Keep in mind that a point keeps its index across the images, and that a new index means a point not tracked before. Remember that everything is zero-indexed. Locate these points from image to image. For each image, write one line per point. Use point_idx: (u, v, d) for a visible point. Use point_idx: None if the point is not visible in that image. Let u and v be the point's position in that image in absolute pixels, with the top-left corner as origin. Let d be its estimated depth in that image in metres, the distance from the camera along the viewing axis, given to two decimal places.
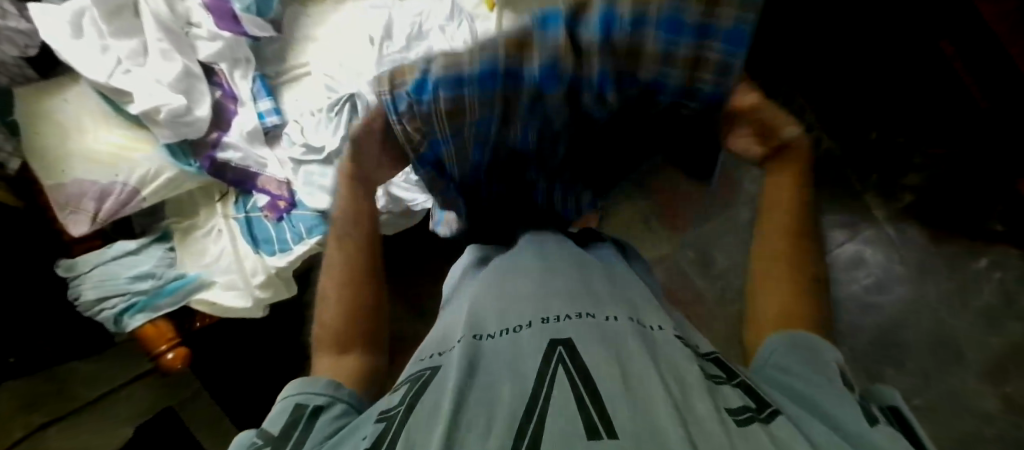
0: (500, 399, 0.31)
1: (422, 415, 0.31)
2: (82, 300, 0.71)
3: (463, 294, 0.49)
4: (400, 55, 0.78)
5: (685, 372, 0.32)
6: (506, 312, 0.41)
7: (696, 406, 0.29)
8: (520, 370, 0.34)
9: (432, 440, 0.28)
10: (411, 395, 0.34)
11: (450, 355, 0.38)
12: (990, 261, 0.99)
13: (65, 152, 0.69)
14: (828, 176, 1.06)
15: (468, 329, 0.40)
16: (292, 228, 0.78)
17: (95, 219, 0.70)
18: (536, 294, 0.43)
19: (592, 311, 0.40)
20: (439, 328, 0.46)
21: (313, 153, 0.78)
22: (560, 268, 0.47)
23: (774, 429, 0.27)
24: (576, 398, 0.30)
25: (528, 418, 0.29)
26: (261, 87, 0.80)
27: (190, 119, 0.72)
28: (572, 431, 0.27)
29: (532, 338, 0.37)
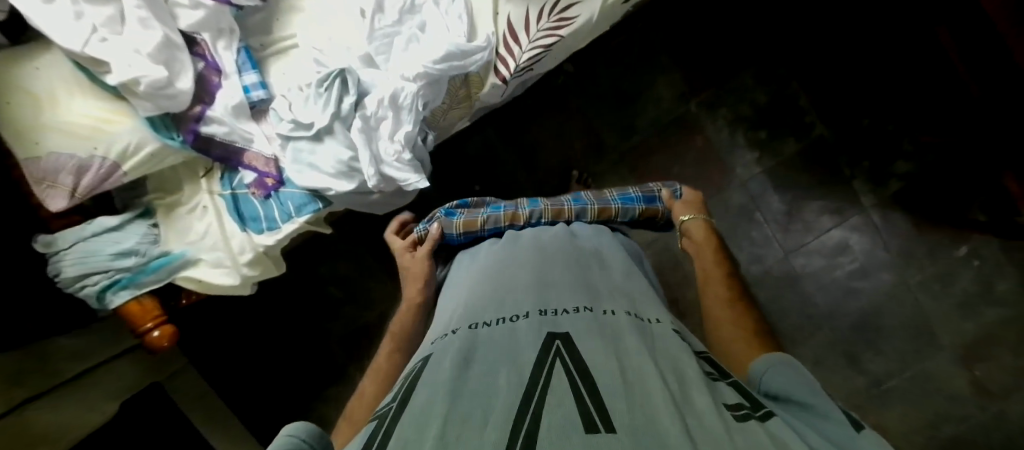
0: (496, 390, 0.32)
1: (417, 406, 0.31)
2: (62, 277, 0.69)
3: (460, 287, 0.50)
4: (392, 30, 0.74)
5: (683, 367, 0.33)
6: (503, 304, 0.42)
7: (694, 400, 0.29)
8: (517, 360, 0.34)
9: (427, 433, 0.28)
10: (404, 390, 0.35)
11: (446, 344, 0.39)
12: (970, 249, 1.00)
13: (39, 125, 0.66)
14: (818, 162, 1.05)
15: (465, 320, 0.41)
16: (280, 206, 0.77)
17: (74, 193, 0.68)
18: (535, 289, 0.44)
19: (591, 305, 0.41)
20: (437, 320, 0.47)
21: (302, 129, 0.74)
22: (560, 263, 0.47)
23: (771, 427, 0.27)
24: (573, 387, 0.30)
25: (525, 408, 0.29)
26: (246, 59, 0.77)
27: (171, 92, 0.69)
28: (570, 422, 0.27)
29: (528, 328, 0.38)
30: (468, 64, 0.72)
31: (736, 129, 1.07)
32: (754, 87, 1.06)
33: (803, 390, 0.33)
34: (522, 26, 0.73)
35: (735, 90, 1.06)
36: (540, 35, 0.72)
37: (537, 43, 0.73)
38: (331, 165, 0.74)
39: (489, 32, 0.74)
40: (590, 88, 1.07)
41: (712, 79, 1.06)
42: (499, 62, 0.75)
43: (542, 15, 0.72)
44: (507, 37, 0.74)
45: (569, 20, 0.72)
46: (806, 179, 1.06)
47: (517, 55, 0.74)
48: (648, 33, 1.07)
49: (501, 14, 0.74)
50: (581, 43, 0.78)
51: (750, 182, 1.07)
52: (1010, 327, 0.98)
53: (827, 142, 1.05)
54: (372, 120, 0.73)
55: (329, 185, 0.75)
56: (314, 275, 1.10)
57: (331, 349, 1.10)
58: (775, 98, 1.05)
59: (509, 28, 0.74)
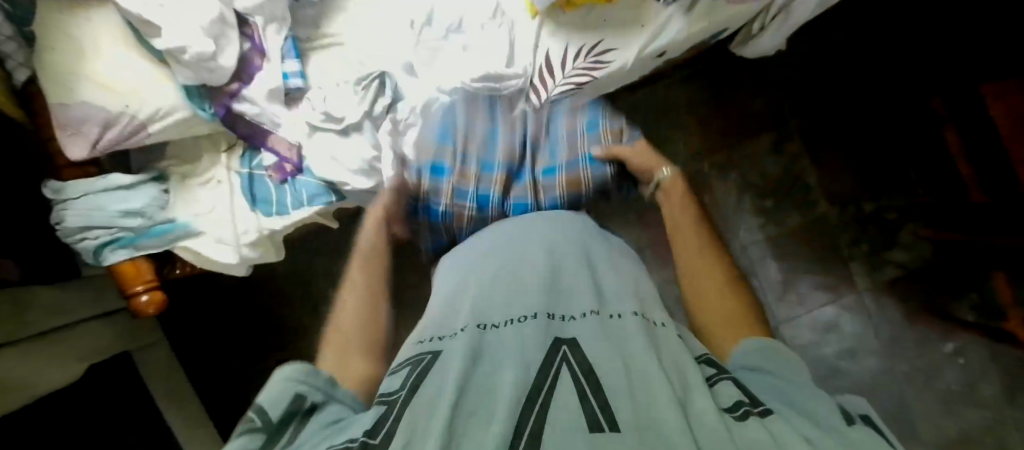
0: (501, 385, 0.32)
1: (423, 400, 0.31)
2: (62, 226, 0.68)
3: (465, 279, 0.49)
4: (437, 45, 0.78)
5: (685, 372, 0.34)
6: (511, 305, 0.41)
7: (696, 406, 0.30)
8: (524, 358, 0.34)
9: (434, 423, 0.28)
10: (413, 378, 0.35)
11: (451, 341, 0.38)
12: (955, 348, 1.01)
13: (77, 72, 0.67)
14: (819, 237, 1.08)
15: (471, 317, 0.40)
16: (294, 193, 0.77)
17: (95, 145, 0.68)
18: (542, 287, 0.43)
19: (600, 309, 0.41)
20: (439, 308, 0.47)
21: (332, 122, 0.78)
22: (568, 262, 0.47)
23: (770, 425, 0.29)
24: (579, 394, 0.30)
25: (528, 411, 0.29)
26: (291, 48, 0.80)
27: (213, 66, 0.70)
28: (577, 423, 0.28)
29: (536, 327, 0.38)
30: (502, 88, 0.75)
31: (744, 193, 1.10)
32: (766, 156, 1.09)
33: (803, 378, 0.35)
34: (558, 62, 0.76)
35: (748, 155, 1.10)
36: (573, 73, 0.76)
37: (569, 79, 0.76)
38: (354, 162, 0.76)
39: (528, 62, 0.78)
40: None
41: (727, 142, 1.10)
42: (531, 91, 0.77)
43: (578, 55, 0.76)
44: (542, 69, 0.77)
45: (606, 63, 0.75)
46: (806, 253, 1.08)
47: (550, 87, 0.76)
48: (674, 89, 1.11)
49: (540, 48, 0.78)
50: (613, 85, 0.80)
51: (750, 247, 1.09)
52: (989, 432, 0.98)
53: (829, 221, 1.07)
54: (401, 125, 0.76)
55: (346, 180, 0.76)
56: (307, 268, 1.09)
57: (309, 346, 1.08)
58: (783, 171, 1.09)
59: (547, 63, 0.77)
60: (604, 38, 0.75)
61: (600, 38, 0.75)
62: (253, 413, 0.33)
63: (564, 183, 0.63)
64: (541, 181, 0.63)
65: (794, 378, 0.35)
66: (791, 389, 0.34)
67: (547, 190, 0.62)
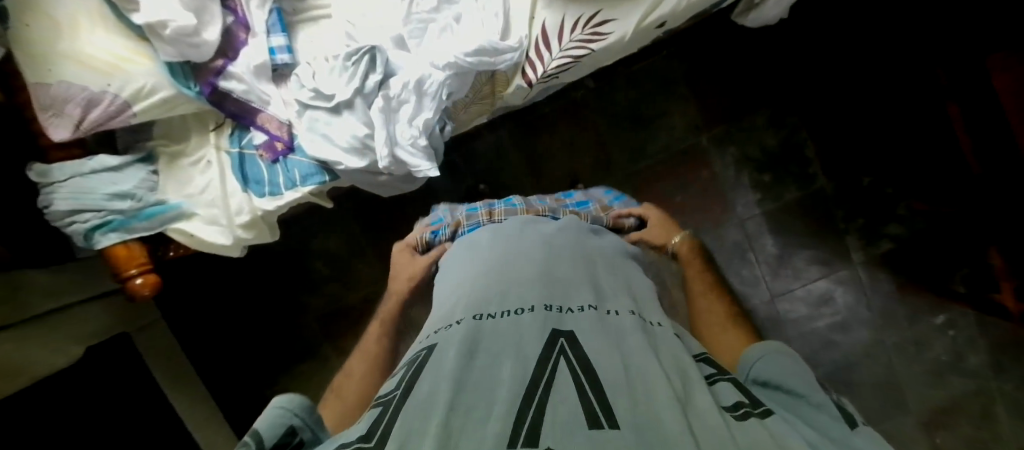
0: (498, 382, 0.33)
1: (422, 399, 0.33)
2: (53, 210, 0.67)
3: (465, 272, 0.50)
4: (427, 17, 0.75)
5: (683, 365, 0.35)
6: (507, 297, 0.43)
7: (696, 401, 0.31)
8: (520, 353, 0.36)
9: (432, 421, 0.30)
10: (411, 377, 0.36)
11: (451, 335, 0.40)
12: (946, 319, 1.03)
13: (56, 51, 0.65)
14: (816, 212, 1.08)
15: (470, 310, 0.42)
16: (286, 173, 0.76)
17: (78, 126, 0.66)
18: (540, 282, 0.44)
19: (597, 304, 0.42)
20: (439, 306, 0.48)
21: (321, 99, 0.74)
22: (566, 256, 0.49)
23: (770, 424, 0.30)
24: (578, 388, 0.32)
25: (527, 403, 0.31)
26: (277, 21, 0.76)
27: (197, 42, 0.68)
28: (574, 419, 0.29)
29: (533, 320, 0.39)
30: (498, 63, 0.73)
31: (742, 168, 1.09)
32: (765, 130, 1.08)
33: (810, 386, 0.35)
34: (555, 33, 0.74)
35: (748, 130, 1.08)
36: (571, 46, 0.73)
37: (567, 53, 0.74)
38: (345, 139, 0.73)
39: (522, 35, 0.74)
40: (606, 106, 1.09)
41: (726, 115, 1.08)
42: (527, 65, 0.76)
43: (576, 26, 0.73)
44: (539, 43, 0.74)
45: (603, 35, 0.73)
46: (802, 228, 1.08)
47: (546, 62, 0.75)
48: (673, 61, 1.08)
49: (537, 19, 0.74)
50: (609, 59, 0.78)
51: (747, 222, 1.09)
52: (975, 399, 1.01)
53: (826, 195, 1.08)
54: (394, 101, 0.73)
55: (339, 160, 0.74)
56: (301, 249, 1.08)
57: (308, 325, 1.09)
58: (784, 143, 1.08)
59: (543, 34, 0.74)
60: (602, 10, 0.72)
61: (597, 9, 0.73)
62: (248, 438, 0.34)
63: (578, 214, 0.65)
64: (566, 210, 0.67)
65: (803, 388, 0.35)
66: (798, 404, 0.34)
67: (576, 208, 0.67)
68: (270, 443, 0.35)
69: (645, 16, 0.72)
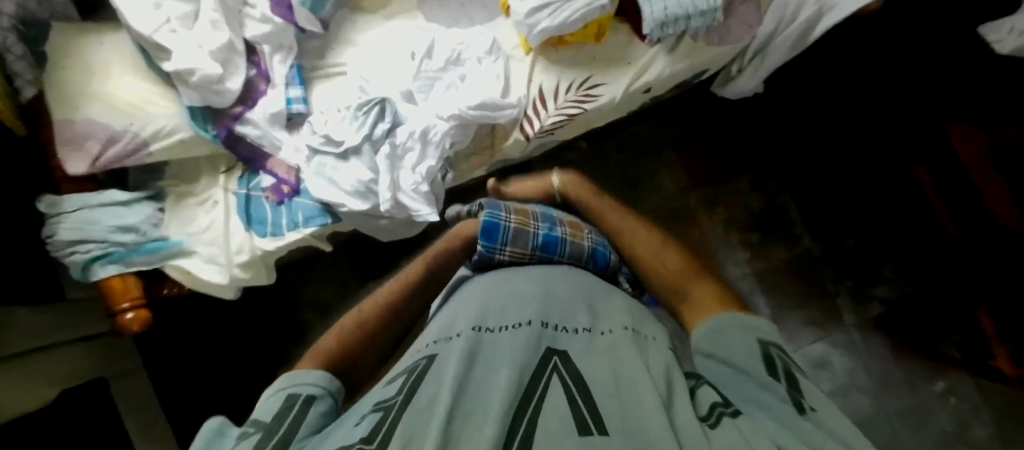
0: (495, 388, 0.32)
1: (419, 406, 0.31)
2: (55, 239, 0.68)
3: (465, 290, 0.50)
4: (435, 75, 0.82)
5: (672, 379, 0.35)
6: (504, 311, 0.43)
7: (679, 413, 0.31)
8: (518, 363, 0.35)
9: (430, 428, 0.29)
10: (411, 382, 0.35)
11: (449, 345, 0.39)
12: (946, 386, 1.02)
13: (87, 91, 0.70)
14: (804, 273, 1.11)
15: (469, 322, 0.41)
16: (290, 214, 0.78)
17: (95, 161, 0.69)
18: (540, 301, 0.44)
19: (590, 325, 0.42)
20: (435, 317, 0.47)
21: (331, 145, 0.79)
22: (561, 279, 0.50)
23: (743, 424, 0.29)
24: (570, 400, 0.31)
25: (519, 420, 0.30)
26: (295, 75, 0.83)
27: (219, 89, 0.73)
28: (565, 432, 0.28)
29: (530, 334, 0.39)
30: (497, 117, 0.79)
31: (730, 228, 1.13)
32: (749, 193, 1.13)
33: (764, 362, 0.35)
34: (551, 94, 0.81)
35: (733, 192, 1.14)
36: (566, 105, 0.81)
37: (562, 111, 0.81)
38: (350, 183, 0.77)
39: (522, 93, 0.81)
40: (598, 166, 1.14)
41: (712, 178, 1.14)
42: (525, 121, 0.81)
43: (570, 88, 0.81)
44: (536, 102, 0.81)
45: (595, 97, 0.80)
46: (791, 289, 1.10)
47: (543, 118, 0.81)
48: (660, 127, 1.15)
49: (534, 81, 0.82)
50: (599, 121, 0.85)
51: (739, 282, 1.10)
52: None
53: (813, 257, 1.11)
54: (399, 149, 0.78)
55: (340, 201, 0.76)
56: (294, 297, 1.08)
57: None
58: (768, 206, 1.13)
59: (541, 94, 0.81)
60: (593, 75, 0.81)
61: (588, 74, 0.81)
62: (245, 427, 0.31)
63: (518, 255, 0.55)
64: (505, 251, 0.54)
65: (754, 367, 0.34)
66: (748, 381, 0.34)
67: (592, 242, 0.58)
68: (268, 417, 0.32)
69: (633, 81, 0.81)
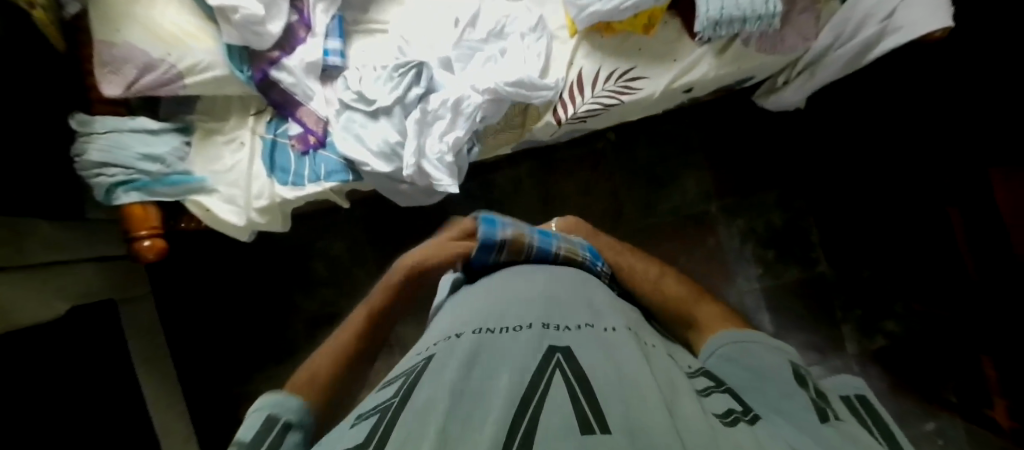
0: (494, 391, 0.33)
1: (419, 407, 0.32)
2: (83, 159, 0.69)
3: (468, 296, 0.51)
4: (476, 46, 0.81)
5: (675, 383, 0.35)
6: (505, 314, 0.44)
7: (685, 413, 0.31)
8: (517, 365, 0.36)
9: (430, 428, 0.30)
10: (407, 387, 0.37)
11: (450, 350, 0.40)
12: (936, 427, 1.02)
13: (128, 15, 0.69)
14: (813, 297, 1.10)
15: (469, 327, 0.42)
16: (313, 166, 0.78)
17: (129, 87, 0.69)
18: (542, 304, 0.45)
19: (593, 323, 0.43)
20: (438, 323, 0.49)
21: (362, 102, 0.78)
22: (563, 282, 0.50)
23: (759, 431, 0.31)
24: (571, 396, 0.32)
25: (522, 414, 0.31)
26: (336, 27, 0.81)
27: (260, 31, 0.73)
28: (567, 424, 0.29)
29: (531, 337, 0.40)
30: (532, 98, 0.78)
31: (747, 241, 1.11)
32: (772, 209, 1.11)
33: (785, 372, 0.37)
34: (590, 81, 0.80)
35: (756, 205, 1.12)
36: (603, 94, 0.79)
37: (598, 100, 0.79)
38: (376, 143, 0.76)
39: (560, 76, 0.80)
40: (624, 160, 1.13)
41: (737, 188, 1.12)
42: (559, 105, 0.80)
43: (610, 77, 0.79)
44: (573, 86, 0.80)
45: (634, 89, 0.79)
46: (798, 310, 1.09)
47: (577, 104, 0.80)
48: (693, 129, 1.13)
49: (575, 65, 0.81)
50: (634, 114, 0.84)
51: (746, 294, 1.10)
52: None
53: (825, 281, 1.10)
54: (429, 116, 0.77)
55: (365, 160, 0.76)
56: (305, 248, 1.09)
57: (295, 326, 1.07)
58: (789, 225, 1.12)
59: (579, 79, 0.80)
60: (635, 67, 0.79)
61: (631, 66, 0.79)
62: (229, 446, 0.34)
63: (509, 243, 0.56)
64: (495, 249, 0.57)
65: (769, 374, 0.37)
66: (770, 386, 0.36)
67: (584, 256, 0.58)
68: (248, 435, 0.36)
69: (675, 79, 0.79)
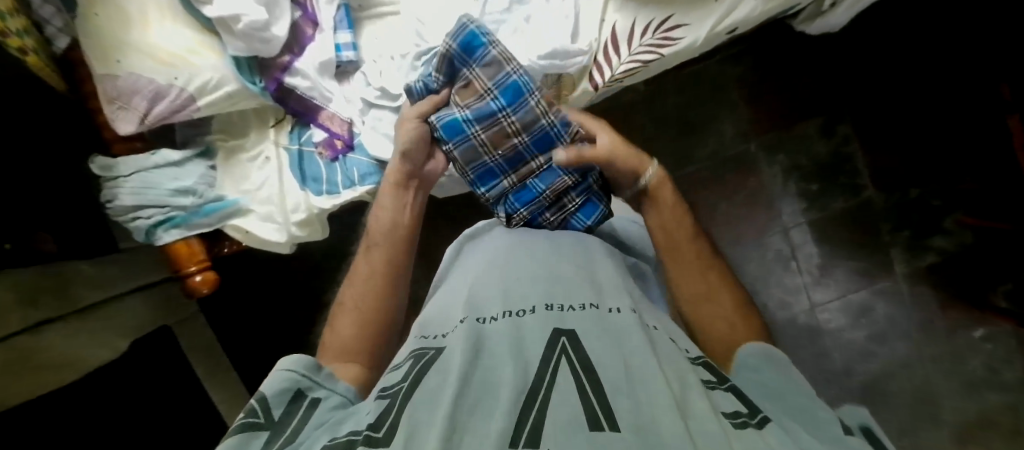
0: (500, 381, 0.33)
1: (423, 400, 0.33)
2: (115, 205, 0.65)
3: (466, 279, 0.53)
4: (499, 18, 0.73)
5: (685, 372, 0.35)
6: (507, 298, 0.45)
7: (694, 405, 0.31)
8: (524, 355, 0.36)
9: (436, 415, 0.30)
10: (415, 371, 0.38)
11: (454, 336, 0.41)
12: (985, 334, 1.04)
13: (124, 41, 0.62)
14: (860, 223, 1.07)
15: (472, 312, 0.43)
16: (345, 171, 0.75)
17: (144, 119, 0.64)
18: (542, 286, 0.46)
19: (596, 304, 0.43)
20: (440, 308, 0.50)
21: (387, 99, 0.73)
22: (563, 261, 0.51)
23: (767, 433, 0.30)
24: (579, 388, 0.32)
25: (528, 409, 0.30)
26: (344, 17, 0.74)
27: (267, 36, 0.65)
28: (576, 417, 0.29)
29: (535, 323, 0.40)
30: (568, 66, 0.72)
31: (790, 175, 1.07)
32: (815, 138, 1.06)
33: (803, 388, 0.37)
34: (625, 38, 0.73)
35: (798, 137, 1.06)
36: (640, 51, 0.73)
37: (636, 57, 0.73)
38: None
39: (592, 38, 0.74)
40: (654, 109, 1.07)
41: (777, 121, 1.06)
42: (594, 68, 0.75)
43: (647, 30, 0.73)
44: (608, 46, 0.74)
45: (674, 40, 0.73)
46: (847, 238, 1.07)
47: (614, 65, 0.74)
48: (726, 64, 1.05)
49: (608, 22, 0.74)
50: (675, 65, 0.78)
51: (791, 230, 1.08)
52: (1008, 414, 1.02)
53: (873, 207, 1.06)
54: None
55: None
56: (344, 245, 1.08)
57: None
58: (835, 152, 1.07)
59: (613, 38, 0.74)
60: (673, 15, 0.73)
61: (669, 13, 0.73)
62: (257, 403, 0.38)
63: (505, 132, 0.65)
64: (509, 115, 0.65)
65: (789, 384, 0.38)
66: (795, 398, 0.36)
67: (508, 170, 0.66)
68: (273, 390, 0.39)
69: (719, 20, 0.72)
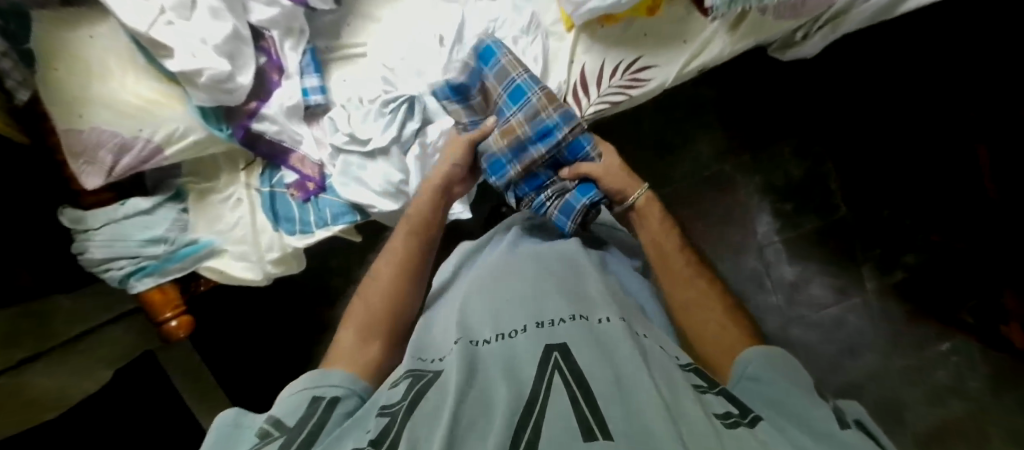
0: (497, 399, 0.35)
1: (422, 420, 0.34)
2: (87, 257, 0.66)
3: (457, 300, 0.54)
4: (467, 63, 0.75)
5: (675, 379, 0.36)
6: (499, 320, 0.46)
7: (685, 408, 0.32)
8: (520, 374, 0.37)
9: (436, 437, 0.32)
10: (415, 391, 0.39)
11: (450, 357, 0.42)
12: (951, 346, 1.05)
13: (86, 97, 0.62)
14: (831, 241, 1.10)
15: (466, 334, 0.45)
16: (317, 211, 0.75)
17: (111, 172, 0.65)
18: (535, 302, 0.47)
19: (586, 315, 0.44)
20: (435, 329, 0.51)
21: (356, 144, 0.74)
22: (557, 274, 0.52)
23: (759, 434, 0.31)
24: (572, 401, 0.32)
25: (524, 422, 0.31)
26: (310, 62, 0.76)
27: (231, 87, 0.65)
28: (570, 432, 0.29)
29: (528, 342, 0.41)
30: None
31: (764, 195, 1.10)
32: (789, 160, 1.09)
33: (794, 386, 0.39)
34: (595, 79, 0.73)
35: (773, 159, 1.09)
36: (609, 92, 0.73)
37: (604, 98, 0.73)
38: (378, 183, 0.73)
39: (562, 79, 0.74)
40: (634, 133, 1.10)
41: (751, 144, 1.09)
42: None
43: (615, 72, 0.73)
44: (576, 87, 0.74)
45: (642, 82, 0.72)
46: (819, 256, 1.10)
47: (584, 107, 0.74)
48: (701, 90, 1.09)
49: (576, 62, 0.74)
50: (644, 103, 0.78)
51: (766, 249, 1.10)
52: (974, 424, 1.02)
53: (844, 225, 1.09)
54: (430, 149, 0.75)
55: (371, 202, 0.73)
56: (330, 269, 1.10)
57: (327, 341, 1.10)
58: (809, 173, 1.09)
59: (582, 78, 0.74)
60: (642, 56, 0.72)
61: (637, 55, 0.73)
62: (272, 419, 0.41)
63: (513, 126, 0.65)
64: (515, 113, 0.66)
65: (784, 384, 0.39)
66: (789, 399, 0.37)
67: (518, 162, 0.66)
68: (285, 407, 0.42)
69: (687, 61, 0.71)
